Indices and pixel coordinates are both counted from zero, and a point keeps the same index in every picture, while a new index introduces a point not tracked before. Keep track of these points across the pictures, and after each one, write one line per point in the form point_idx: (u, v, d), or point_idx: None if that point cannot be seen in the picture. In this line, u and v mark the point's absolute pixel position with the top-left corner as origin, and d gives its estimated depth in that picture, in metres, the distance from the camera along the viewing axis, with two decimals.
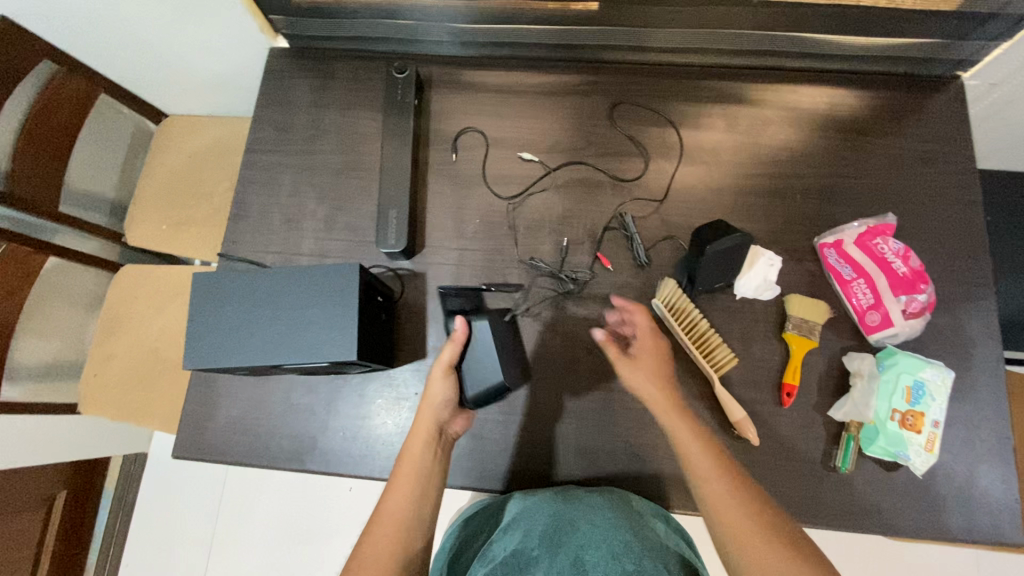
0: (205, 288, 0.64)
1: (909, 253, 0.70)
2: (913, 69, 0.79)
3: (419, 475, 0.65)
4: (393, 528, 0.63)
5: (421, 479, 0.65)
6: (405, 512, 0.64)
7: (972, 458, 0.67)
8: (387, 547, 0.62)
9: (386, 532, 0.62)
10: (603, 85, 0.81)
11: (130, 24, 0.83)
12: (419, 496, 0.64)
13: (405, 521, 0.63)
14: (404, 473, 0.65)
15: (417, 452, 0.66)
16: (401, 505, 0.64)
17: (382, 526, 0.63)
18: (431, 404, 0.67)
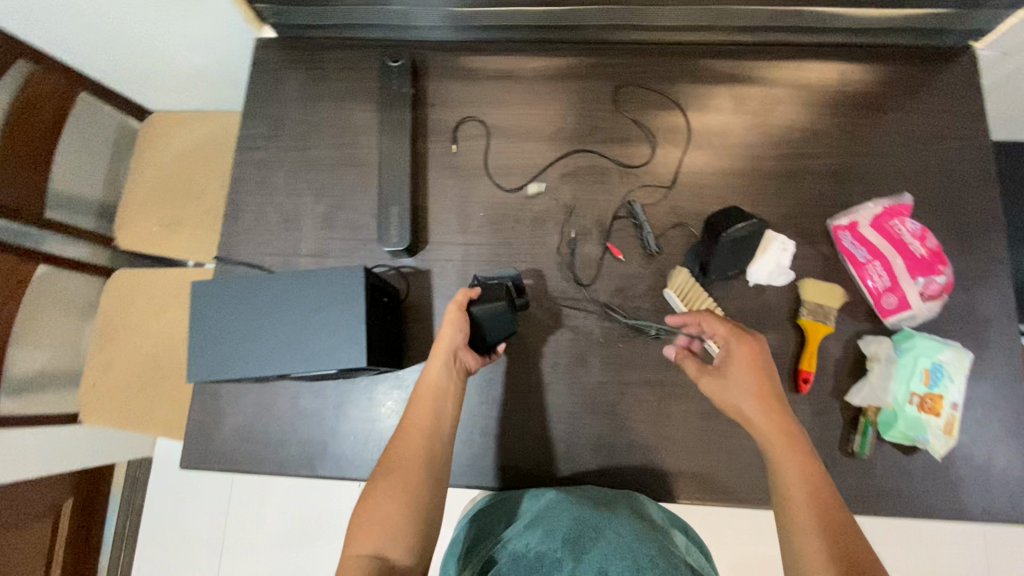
0: (205, 297, 0.62)
1: (927, 233, 0.68)
2: (925, 40, 0.76)
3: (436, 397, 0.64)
4: (414, 443, 0.62)
5: (439, 400, 0.63)
6: (425, 428, 0.62)
7: (989, 438, 0.67)
8: (409, 456, 0.61)
9: (405, 445, 0.62)
10: (605, 67, 0.78)
11: (107, 18, 0.79)
12: (437, 416, 0.63)
13: (426, 435, 0.62)
14: (422, 393, 0.64)
15: (434, 374, 0.64)
16: (418, 421, 0.63)
17: (402, 435, 0.62)
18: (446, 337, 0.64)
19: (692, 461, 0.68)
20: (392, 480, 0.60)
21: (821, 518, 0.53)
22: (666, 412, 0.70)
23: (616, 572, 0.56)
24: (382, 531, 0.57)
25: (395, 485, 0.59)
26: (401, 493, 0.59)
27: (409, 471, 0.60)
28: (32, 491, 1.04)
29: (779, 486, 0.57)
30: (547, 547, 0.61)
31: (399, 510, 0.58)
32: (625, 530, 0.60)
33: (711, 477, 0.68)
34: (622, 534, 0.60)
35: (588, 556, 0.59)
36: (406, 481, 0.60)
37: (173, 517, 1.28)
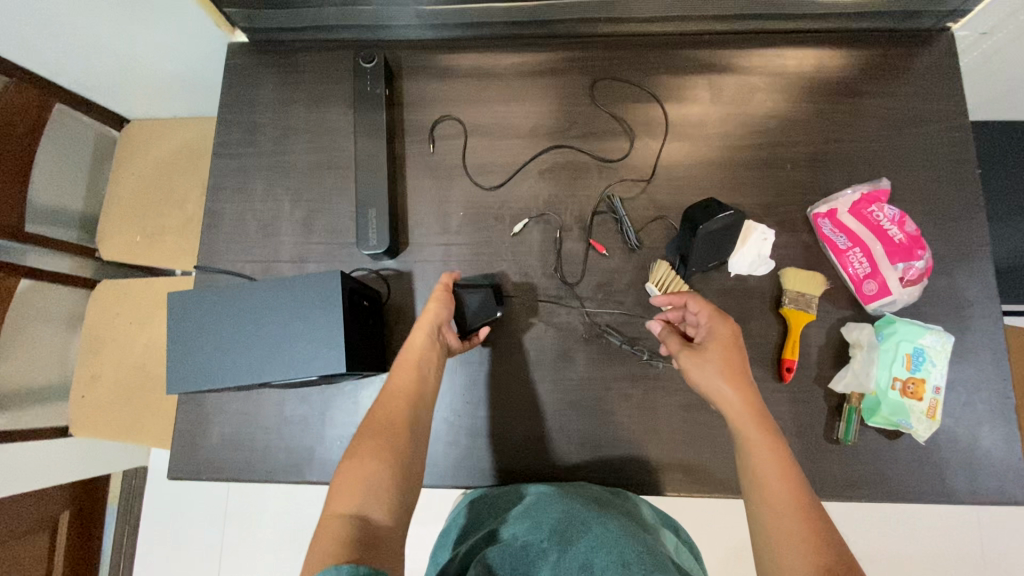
0: (184, 308, 0.62)
1: (905, 219, 0.68)
2: (901, 24, 0.75)
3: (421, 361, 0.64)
4: (398, 402, 0.62)
5: (425, 362, 0.64)
6: (409, 389, 0.63)
7: (973, 420, 0.67)
8: (392, 416, 0.61)
9: (389, 403, 0.62)
10: (581, 62, 0.77)
11: (76, 29, 0.78)
12: (421, 383, 0.64)
13: (409, 396, 0.63)
14: (408, 357, 0.65)
15: (420, 337, 0.65)
16: (403, 382, 0.63)
17: (385, 404, 0.62)
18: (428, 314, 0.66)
19: (678, 453, 0.69)
20: (376, 435, 0.59)
21: (798, 510, 0.52)
22: (651, 406, 0.70)
23: (598, 564, 0.53)
24: (361, 486, 0.55)
25: (379, 442, 0.59)
26: (384, 448, 0.58)
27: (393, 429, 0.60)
28: (26, 506, 1.04)
29: (750, 468, 0.55)
30: (532, 537, 0.58)
31: (380, 469, 0.57)
32: (614, 525, 0.58)
33: (697, 469, 0.68)
34: (610, 528, 0.57)
35: (575, 547, 0.56)
36: (389, 438, 0.59)
37: (171, 524, 1.28)
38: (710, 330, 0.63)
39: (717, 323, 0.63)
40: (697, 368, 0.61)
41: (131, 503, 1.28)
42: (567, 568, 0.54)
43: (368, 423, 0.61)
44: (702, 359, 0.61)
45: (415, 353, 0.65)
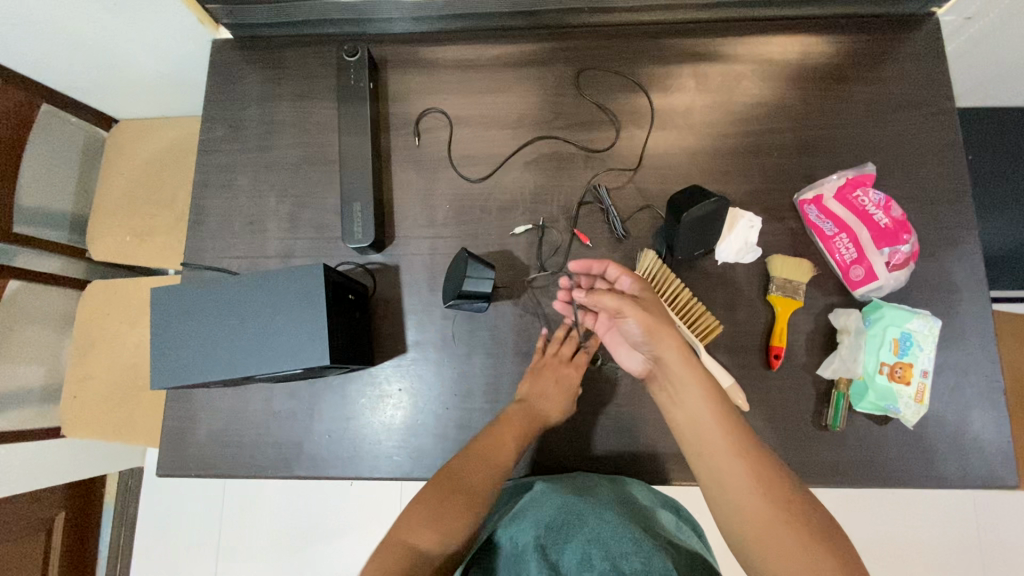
0: (168, 304, 0.62)
1: (891, 203, 0.68)
2: (887, 9, 0.74)
3: (519, 433, 0.66)
4: (490, 467, 0.63)
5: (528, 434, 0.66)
6: (502, 457, 0.64)
7: (962, 404, 0.67)
8: (478, 477, 0.63)
9: (480, 466, 0.63)
10: (565, 52, 0.77)
11: (59, 28, 0.78)
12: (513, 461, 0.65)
13: (495, 465, 0.64)
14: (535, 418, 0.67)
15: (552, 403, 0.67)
16: (500, 449, 0.65)
17: (477, 463, 0.63)
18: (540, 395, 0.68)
19: (668, 442, 0.68)
20: (455, 497, 0.61)
21: (772, 507, 0.53)
22: (640, 395, 0.70)
23: (598, 556, 0.56)
24: (429, 541, 0.58)
25: (453, 500, 0.61)
26: (459, 511, 0.60)
27: (472, 494, 0.62)
28: (24, 508, 1.04)
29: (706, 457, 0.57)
30: (531, 533, 0.60)
31: (456, 528, 0.59)
32: (610, 516, 0.59)
33: (687, 457, 0.68)
34: (605, 520, 0.58)
35: (572, 543, 0.58)
36: (465, 501, 0.61)
37: (170, 523, 1.29)
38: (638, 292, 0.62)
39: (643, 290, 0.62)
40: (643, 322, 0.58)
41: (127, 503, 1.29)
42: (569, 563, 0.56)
43: (448, 480, 0.62)
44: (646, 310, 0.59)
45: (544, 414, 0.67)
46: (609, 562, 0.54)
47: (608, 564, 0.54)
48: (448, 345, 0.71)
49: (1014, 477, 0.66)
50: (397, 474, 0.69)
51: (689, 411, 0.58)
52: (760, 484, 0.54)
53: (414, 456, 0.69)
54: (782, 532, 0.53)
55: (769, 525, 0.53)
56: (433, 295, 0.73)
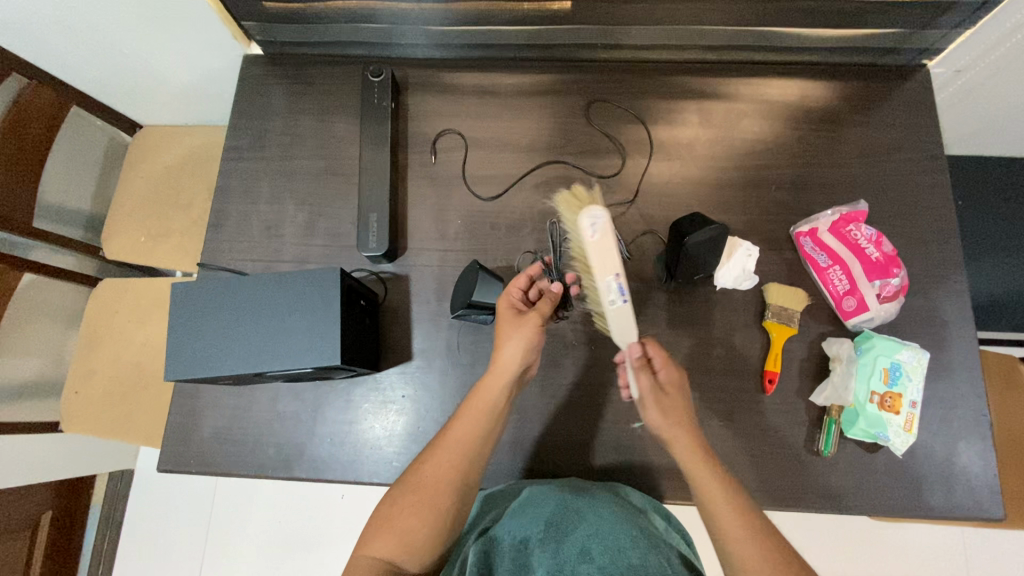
0: (189, 298, 0.66)
1: (881, 239, 0.71)
2: (880, 59, 0.79)
3: (495, 388, 0.63)
4: (475, 426, 0.62)
5: (501, 388, 0.63)
6: (484, 412, 0.63)
7: (950, 436, 0.69)
8: (465, 437, 0.61)
9: (465, 426, 0.62)
10: (578, 84, 0.82)
11: (100, 36, 0.82)
12: (487, 432, 0.62)
13: (479, 422, 0.62)
14: (500, 369, 0.64)
15: (510, 354, 0.64)
16: (478, 404, 0.63)
17: (445, 447, 0.61)
18: (511, 348, 0.64)
19: (663, 461, 0.70)
20: (445, 461, 0.60)
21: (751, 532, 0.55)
22: (638, 413, 0.71)
23: (595, 548, 0.56)
24: (420, 523, 0.57)
25: (441, 469, 0.60)
26: (448, 478, 0.59)
27: (461, 458, 0.60)
28: (9, 503, 1.04)
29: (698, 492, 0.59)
30: (527, 530, 0.61)
31: (439, 496, 0.59)
32: (608, 513, 0.60)
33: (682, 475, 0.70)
34: (603, 517, 0.60)
35: (571, 536, 0.59)
36: (456, 466, 0.60)
37: (158, 527, 1.29)
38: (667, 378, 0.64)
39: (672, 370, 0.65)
40: (662, 418, 0.61)
41: (114, 506, 1.29)
42: (565, 557, 0.56)
43: (420, 467, 0.61)
44: (665, 408, 0.62)
45: (510, 363, 0.64)
46: (607, 553, 0.55)
47: (606, 556, 0.55)
48: (453, 355, 0.73)
49: (998, 510, 0.67)
50: (396, 480, 0.70)
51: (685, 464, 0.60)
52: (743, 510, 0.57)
53: (414, 463, 0.71)
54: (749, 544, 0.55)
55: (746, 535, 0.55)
56: (440, 305, 0.75)
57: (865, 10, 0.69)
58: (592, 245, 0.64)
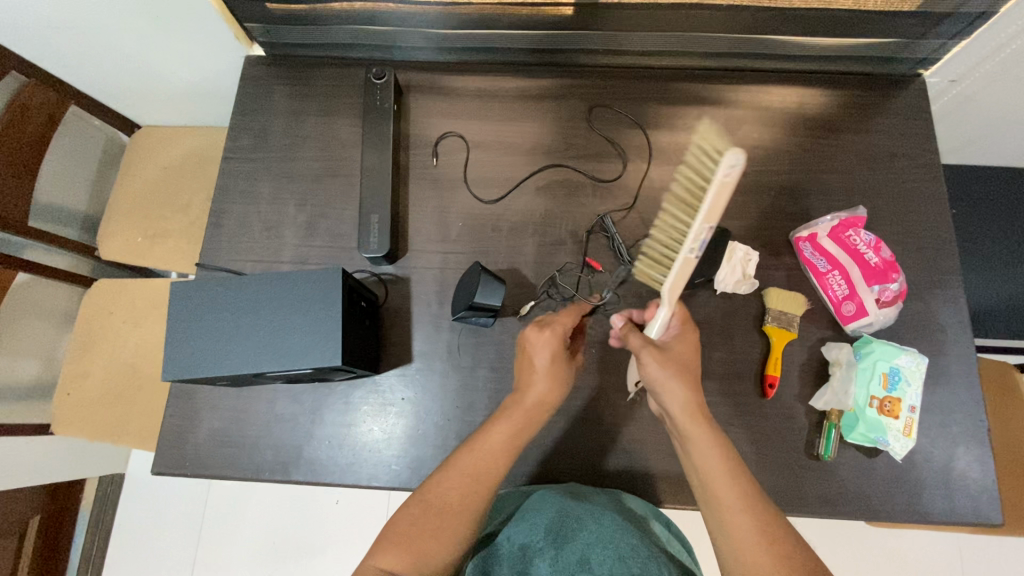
0: (187, 298, 0.65)
1: (880, 244, 0.72)
2: (877, 68, 0.80)
3: (525, 420, 0.62)
4: (496, 453, 0.60)
5: (529, 420, 0.62)
6: (506, 440, 0.61)
7: (949, 441, 0.70)
8: (486, 463, 0.60)
9: (485, 452, 0.60)
10: (580, 88, 0.82)
11: (100, 36, 0.82)
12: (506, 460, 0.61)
13: (503, 452, 0.61)
14: (530, 399, 0.63)
15: (540, 391, 0.63)
16: (502, 432, 0.62)
17: (461, 471, 0.59)
18: (556, 384, 0.64)
19: (664, 465, 0.70)
20: (463, 486, 0.59)
21: (765, 531, 0.55)
22: (639, 417, 0.71)
23: (596, 558, 0.56)
24: (433, 544, 0.56)
25: (455, 492, 0.58)
26: (464, 503, 0.58)
27: (478, 483, 0.59)
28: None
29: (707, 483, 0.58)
30: (528, 539, 0.61)
31: (453, 521, 0.57)
32: (608, 520, 0.60)
33: (683, 480, 0.69)
34: (604, 524, 0.59)
35: (571, 543, 0.59)
36: (472, 492, 0.59)
37: (148, 532, 1.27)
38: (680, 335, 0.65)
39: (688, 329, 0.65)
40: (661, 369, 0.60)
41: (104, 511, 1.27)
42: (564, 564, 0.56)
43: (433, 488, 0.59)
44: (667, 362, 0.61)
45: (548, 392, 0.63)
46: (607, 563, 0.55)
47: (606, 565, 0.54)
48: (453, 357, 0.73)
49: (996, 516, 0.68)
50: (395, 483, 0.69)
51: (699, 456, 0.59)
52: (752, 506, 0.56)
53: (413, 466, 0.70)
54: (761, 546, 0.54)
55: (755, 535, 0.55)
56: (441, 307, 0.75)
57: (863, 18, 0.70)
58: (714, 191, 0.54)
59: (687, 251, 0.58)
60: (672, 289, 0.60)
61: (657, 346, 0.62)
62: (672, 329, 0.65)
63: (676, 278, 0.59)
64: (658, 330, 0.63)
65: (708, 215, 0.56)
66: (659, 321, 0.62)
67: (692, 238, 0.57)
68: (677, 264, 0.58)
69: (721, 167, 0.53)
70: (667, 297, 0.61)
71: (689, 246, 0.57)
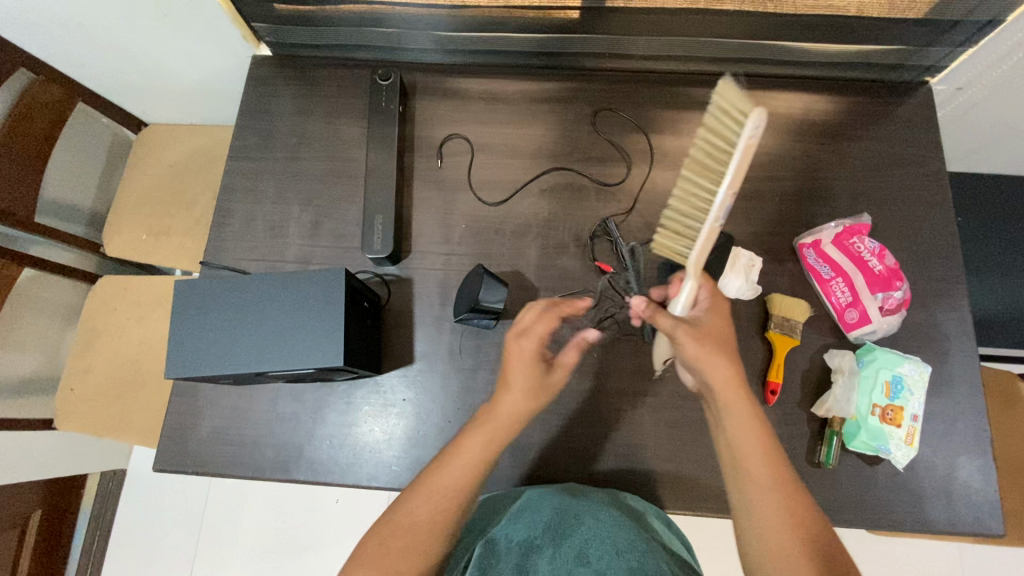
0: (191, 297, 0.66)
1: (884, 252, 0.72)
2: (882, 76, 0.80)
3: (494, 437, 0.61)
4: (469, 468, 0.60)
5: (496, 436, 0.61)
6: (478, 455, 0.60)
7: (951, 450, 0.69)
8: (454, 480, 0.59)
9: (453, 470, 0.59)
10: (585, 92, 0.82)
11: (110, 35, 0.83)
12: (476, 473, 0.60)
13: (466, 484, 0.59)
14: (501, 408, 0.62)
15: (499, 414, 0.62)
16: (475, 452, 0.60)
17: (431, 485, 0.59)
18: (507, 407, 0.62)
19: (664, 469, 0.70)
20: (433, 499, 0.58)
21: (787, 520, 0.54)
22: (641, 422, 0.71)
23: (594, 552, 0.56)
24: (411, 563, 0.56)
25: (434, 508, 0.58)
26: (437, 522, 0.57)
27: (451, 500, 0.58)
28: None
29: (738, 463, 0.58)
30: (526, 535, 0.61)
31: (426, 538, 0.57)
32: (606, 517, 0.60)
33: (683, 485, 0.69)
34: (601, 520, 0.60)
35: (569, 540, 0.59)
36: (444, 510, 0.58)
37: (149, 528, 1.28)
38: (712, 305, 0.63)
39: (719, 299, 0.63)
40: (699, 344, 0.59)
41: (104, 506, 1.28)
42: (562, 561, 0.56)
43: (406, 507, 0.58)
44: (705, 338, 0.60)
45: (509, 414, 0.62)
46: (604, 559, 0.55)
47: (603, 561, 0.54)
48: (454, 359, 0.73)
49: (997, 526, 0.67)
50: (395, 484, 0.70)
51: (730, 437, 0.59)
52: (779, 494, 0.56)
53: (413, 467, 0.70)
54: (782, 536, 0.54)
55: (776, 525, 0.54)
56: (443, 309, 0.75)
57: (870, 25, 0.70)
58: (740, 153, 0.52)
59: (715, 221, 0.55)
60: (698, 261, 0.57)
61: (690, 323, 0.60)
62: (701, 301, 0.63)
63: (699, 254, 0.56)
64: (684, 307, 0.61)
65: (733, 182, 0.53)
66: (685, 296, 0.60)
67: (717, 207, 0.54)
68: (703, 237, 0.55)
69: (747, 131, 0.51)
70: (692, 272, 0.58)
71: (714, 215, 0.54)
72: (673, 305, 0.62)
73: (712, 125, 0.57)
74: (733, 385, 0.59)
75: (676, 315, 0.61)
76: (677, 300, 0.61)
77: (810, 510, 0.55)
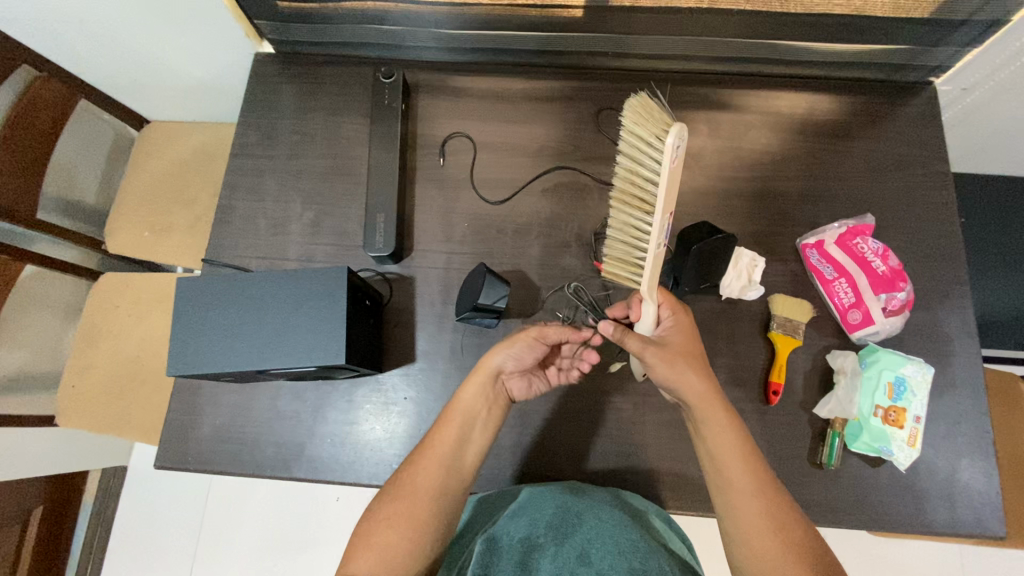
0: (193, 294, 0.66)
1: (888, 252, 0.72)
2: (886, 75, 0.79)
3: (475, 413, 0.66)
4: (451, 435, 0.64)
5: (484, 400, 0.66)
6: (461, 426, 0.65)
7: (954, 452, 0.69)
8: (441, 450, 0.64)
9: (439, 439, 0.64)
10: (589, 92, 0.82)
11: (112, 32, 0.82)
12: (462, 441, 0.65)
13: (453, 450, 0.64)
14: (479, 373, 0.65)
15: (477, 387, 0.66)
16: (457, 420, 0.65)
17: (423, 457, 0.64)
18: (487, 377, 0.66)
19: (667, 469, 0.70)
20: (422, 471, 0.63)
21: (771, 524, 0.55)
22: (643, 422, 0.71)
23: (595, 552, 0.56)
24: (399, 532, 0.59)
25: (422, 480, 0.62)
26: (423, 489, 0.62)
27: (438, 469, 0.63)
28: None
29: (718, 470, 0.58)
30: (528, 532, 0.60)
31: (416, 508, 0.61)
32: (608, 516, 0.60)
33: (683, 485, 0.69)
34: (603, 519, 0.60)
35: (570, 540, 0.58)
36: (432, 479, 0.62)
37: (150, 525, 1.28)
38: (675, 324, 0.63)
39: (681, 316, 0.64)
40: (668, 366, 0.59)
41: (105, 503, 1.28)
42: (564, 559, 0.56)
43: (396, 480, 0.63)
44: (671, 358, 0.60)
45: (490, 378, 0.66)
46: (606, 557, 0.55)
47: (605, 561, 0.54)
48: (456, 357, 0.73)
49: (999, 528, 0.67)
50: None
51: (710, 446, 0.59)
52: (766, 499, 0.56)
53: None
54: (768, 540, 0.54)
55: (762, 529, 0.55)
56: (445, 308, 0.75)
57: (875, 24, 0.70)
58: (665, 183, 0.53)
59: (658, 243, 0.56)
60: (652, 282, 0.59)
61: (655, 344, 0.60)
62: (665, 320, 0.63)
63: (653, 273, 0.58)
64: (648, 326, 0.62)
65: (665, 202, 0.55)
66: (648, 315, 0.61)
67: (657, 230, 0.55)
68: (651, 261, 0.57)
69: (668, 150, 0.52)
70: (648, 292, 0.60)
71: (657, 239, 0.56)
72: (638, 324, 0.63)
73: (633, 149, 0.58)
74: (708, 394, 0.59)
75: (642, 335, 0.62)
76: (641, 321, 0.63)
77: (796, 512, 0.56)
